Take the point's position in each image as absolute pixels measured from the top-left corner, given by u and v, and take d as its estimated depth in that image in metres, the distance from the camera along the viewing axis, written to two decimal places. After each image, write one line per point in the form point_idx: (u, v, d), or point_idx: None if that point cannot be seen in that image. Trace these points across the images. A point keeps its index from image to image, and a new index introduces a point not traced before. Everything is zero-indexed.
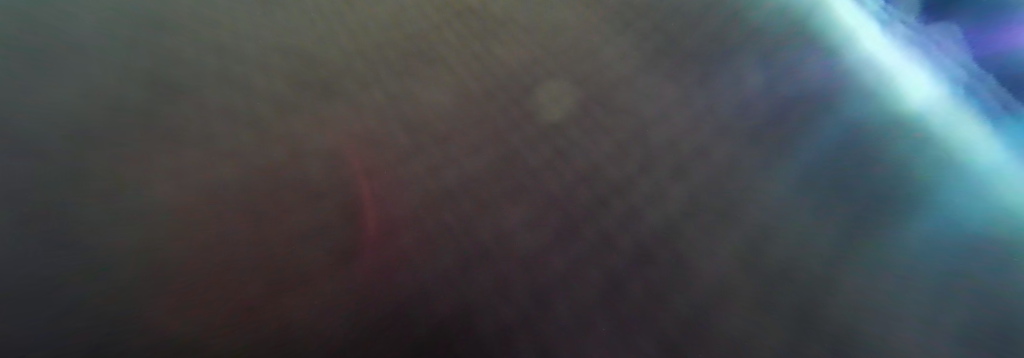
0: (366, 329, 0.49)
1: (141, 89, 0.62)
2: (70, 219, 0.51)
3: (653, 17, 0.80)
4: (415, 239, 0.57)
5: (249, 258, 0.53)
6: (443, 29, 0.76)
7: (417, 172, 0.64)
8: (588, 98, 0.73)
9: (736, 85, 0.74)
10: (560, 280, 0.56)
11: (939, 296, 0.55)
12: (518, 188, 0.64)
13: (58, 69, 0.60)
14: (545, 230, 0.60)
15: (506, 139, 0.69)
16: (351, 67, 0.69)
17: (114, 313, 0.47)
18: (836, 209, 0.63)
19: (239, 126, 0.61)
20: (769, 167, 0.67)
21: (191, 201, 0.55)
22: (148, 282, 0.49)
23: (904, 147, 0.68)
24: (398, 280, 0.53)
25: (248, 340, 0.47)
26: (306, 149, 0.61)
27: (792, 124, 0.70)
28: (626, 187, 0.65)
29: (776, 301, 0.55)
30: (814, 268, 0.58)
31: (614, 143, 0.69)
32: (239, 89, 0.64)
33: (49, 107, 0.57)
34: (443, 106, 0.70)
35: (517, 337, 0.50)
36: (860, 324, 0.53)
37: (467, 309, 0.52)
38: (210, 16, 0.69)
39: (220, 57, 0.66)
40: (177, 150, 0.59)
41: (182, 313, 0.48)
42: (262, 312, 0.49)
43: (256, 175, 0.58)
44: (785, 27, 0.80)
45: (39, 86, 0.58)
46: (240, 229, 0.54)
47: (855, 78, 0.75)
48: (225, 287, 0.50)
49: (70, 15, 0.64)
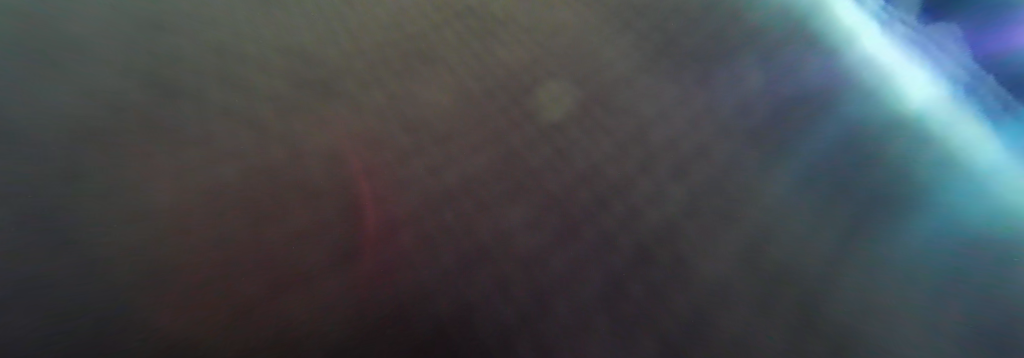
0: (346, 330, 0.45)
1: (134, 86, 0.57)
2: (72, 222, 0.46)
3: (652, 18, 0.77)
4: (415, 238, 0.53)
5: (242, 259, 0.48)
6: (441, 29, 0.73)
7: (416, 173, 0.59)
8: (588, 98, 0.69)
9: (735, 84, 0.71)
10: (554, 282, 0.52)
11: (935, 296, 0.51)
12: (518, 188, 0.60)
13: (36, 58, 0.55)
14: (541, 232, 0.56)
15: (506, 140, 0.65)
16: (352, 66, 0.66)
17: (116, 310, 0.42)
18: (838, 213, 0.59)
19: (234, 125, 0.57)
20: (768, 164, 0.63)
21: (191, 199, 0.51)
22: (146, 284, 0.44)
23: (903, 146, 0.64)
24: (399, 281, 0.49)
25: (249, 340, 0.43)
26: (304, 149, 0.57)
27: (791, 124, 0.67)
28: (626, 187, 0.62)
29: (775, 299, 0.51)
30: (811, 267, 0.54)
31: (614, 142, 0.66)
32: (238, 88, 0.60)
33: (34, 102, 0.52)
34: (442, 105, 0.66)
35: (517, 335, 0.47)
36: (863, 326, 0.49)
37: (472, 309, 0.49)
38: (208, 12, 0.65)
39: (217, 56, 0.62)
40: (176, 150, 0.53)
41: (177, 316, 0.43)
42: (255, 314, 0.45)
43: (254, 175, 0.54)
44: (785, 26, 0.77)
45: (23, 80, 0.53)
46: (240, 229, 0.50)
47: (852, 77, 0.71)
48: (230, 286, 0.46)
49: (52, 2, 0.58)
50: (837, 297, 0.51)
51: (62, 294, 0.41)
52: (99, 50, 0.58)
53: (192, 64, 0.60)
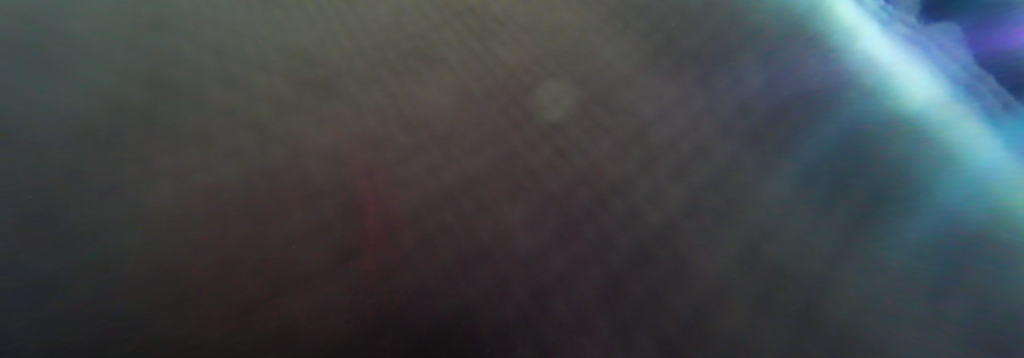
0: (344, 330, 0.45)
1: (135, 88, 0.57)
2: (70, 224, 0.46)
3: (653, 18, 0.77)
4: (416, 238, 0.53)
5: (243, 258, 0.48)
6: (441, 29, 0.73)
7: (416, 173, 0.59)
8: (588, 99, 0.69)
9: (736, 84, 0.71)
10: (553, 282, 0.52)
11: (936, 295, 0.51)
12: (518, 188, 0.60)
13: (35, 63, 0.55)
14: (541, 232, 0.56)
15: (506, 140, 0.64)
16: (352, 67, 0.66)
17: (117, 311, 0.42)
18: (839, 213, 0.59)
19: (235, 124, 0.57)
20: (768, 164, 0.63)
21: (192, 200, 0.51)
22: (145, 285, 0.44)
23: (902, 146, 0.64)
24: (399, 281, 0.49)
25: (245, 341, 0.43)
26: (304, 149, 0.57)
27: (792, 123, 0.67)
28: (626, 187, 0.62)
29: (775, 300, 0.51)
30: (810, 267, 0.54)
31: (614, 142, 0.66)
32: (239, 89, 0.60)
33: (34, 106, 0.52)
34: (441, 106, 0.66)
35: (518, 336, 0.47)
36: (861, 326, 0.49)
37: (471, 308, 0.49)
38: (207, 14, 0.65)
39: (216, 56, 0.62)
40: (177, 151, 0.54)
41: (177, 318, 0.43)
42: (257, 313, 0.45)
43: (254, 175, 0.54)
44: (786, 25, 0.77)
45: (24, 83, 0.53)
46: (241, 228, 0.50)
47: (853, 76, 0.71)
48: (228, 286, 0.46)
49: (51, 6, 0.59)
50: (835, 298, 0.51)
51: (65, 296, 0.42)
52: (99, 54, 0.58)
53: (192, 65, 0.60)
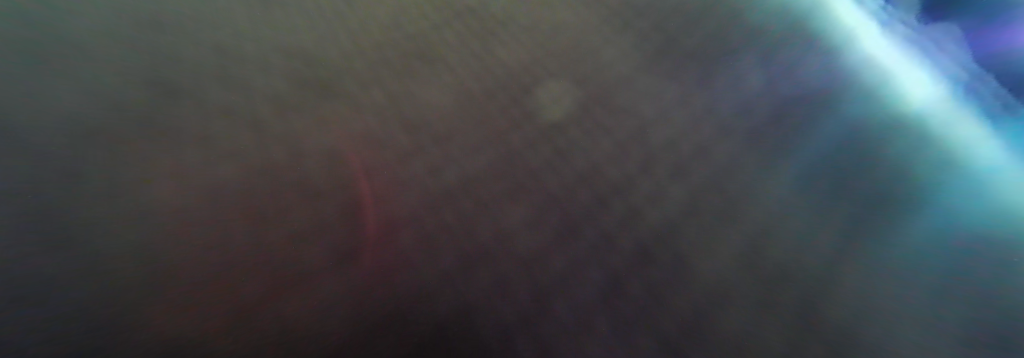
0: (342, 330, 0.45)
1: (135, 88, 0.57)
2: (70, 224, 0.46)
3: (653, 18, 0.78)
4: (416, 239, 0.53)
5: (242, 258, 0.48)
6: (442, 29, 0.73)
7: (416, 172, 0.59)
8: (588, 98, 0.69)
9: (736, 84, 0.71)
10: (553, 282, 0.52)
11: (938, 294, 0.51)
12: (518, 187, 0.60)
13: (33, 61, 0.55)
14: (541, 232, 0.56)
15: (506, 140, 0.64)
16: (352, 66, 0.66)
17: (115, 313, 0.42)
18: (839, 214, 0.58)
19: (235, 124, 0.57)
20: (768, 164, 0.63)
21: (190, 200, 0.51)
22: (145, 285, 0.44)
23: (901, 147, 0.64)
24: (398, 281, 0.49)
25: (246, 341, 0.43)
26: (303, 149, 0.57)
27: (792, 124, 0.67)
28: (626, 187, 0.62)
29: (775, 300, 0.51)
30: (810, 266, 0.54)
31: (614, 142, 0.66)
32: (238, 89, 0.60)
33: (32, 105, 0.52)
34: (441, 105, 0.65)
35: (518, 336, 0.47)
36: (863, 325, 0.49)
37: (471, 309, 0.49)
38: (207, 13, 0.65)
39: (217, 56, 0.62)
40: (176, 150, 0.53)
41: (176, 318, 0.43)
42: (256, 314, 0.45)
43: (254, 174, 0.54)
44: (786, 26, 0.77)
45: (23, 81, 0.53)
46: (240, 229, 0.50)
47: (852, 77, 0.71)
48: (228, 286, 0.46)
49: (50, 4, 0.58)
50: (835, 298, 0.51)
51: (64, 297, 0.41)
52: (98, 53, 0.58)
53: (192, 65, 0.60)
